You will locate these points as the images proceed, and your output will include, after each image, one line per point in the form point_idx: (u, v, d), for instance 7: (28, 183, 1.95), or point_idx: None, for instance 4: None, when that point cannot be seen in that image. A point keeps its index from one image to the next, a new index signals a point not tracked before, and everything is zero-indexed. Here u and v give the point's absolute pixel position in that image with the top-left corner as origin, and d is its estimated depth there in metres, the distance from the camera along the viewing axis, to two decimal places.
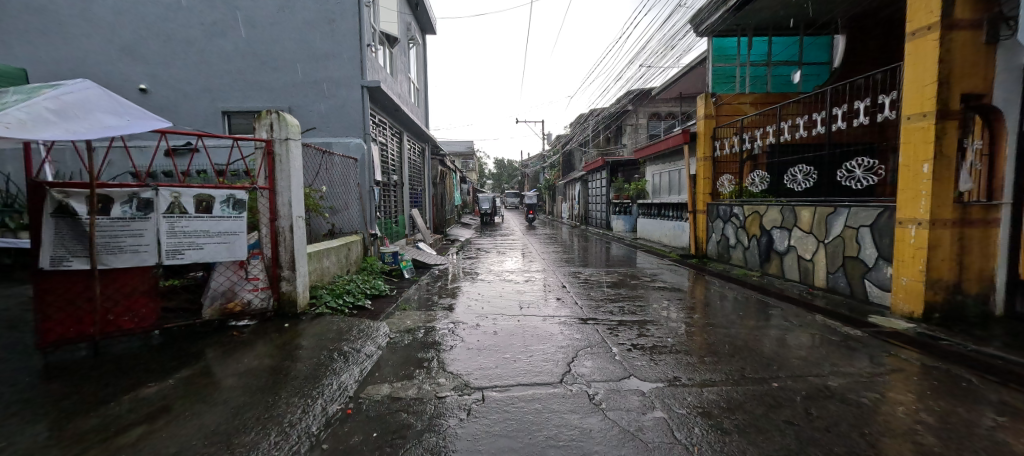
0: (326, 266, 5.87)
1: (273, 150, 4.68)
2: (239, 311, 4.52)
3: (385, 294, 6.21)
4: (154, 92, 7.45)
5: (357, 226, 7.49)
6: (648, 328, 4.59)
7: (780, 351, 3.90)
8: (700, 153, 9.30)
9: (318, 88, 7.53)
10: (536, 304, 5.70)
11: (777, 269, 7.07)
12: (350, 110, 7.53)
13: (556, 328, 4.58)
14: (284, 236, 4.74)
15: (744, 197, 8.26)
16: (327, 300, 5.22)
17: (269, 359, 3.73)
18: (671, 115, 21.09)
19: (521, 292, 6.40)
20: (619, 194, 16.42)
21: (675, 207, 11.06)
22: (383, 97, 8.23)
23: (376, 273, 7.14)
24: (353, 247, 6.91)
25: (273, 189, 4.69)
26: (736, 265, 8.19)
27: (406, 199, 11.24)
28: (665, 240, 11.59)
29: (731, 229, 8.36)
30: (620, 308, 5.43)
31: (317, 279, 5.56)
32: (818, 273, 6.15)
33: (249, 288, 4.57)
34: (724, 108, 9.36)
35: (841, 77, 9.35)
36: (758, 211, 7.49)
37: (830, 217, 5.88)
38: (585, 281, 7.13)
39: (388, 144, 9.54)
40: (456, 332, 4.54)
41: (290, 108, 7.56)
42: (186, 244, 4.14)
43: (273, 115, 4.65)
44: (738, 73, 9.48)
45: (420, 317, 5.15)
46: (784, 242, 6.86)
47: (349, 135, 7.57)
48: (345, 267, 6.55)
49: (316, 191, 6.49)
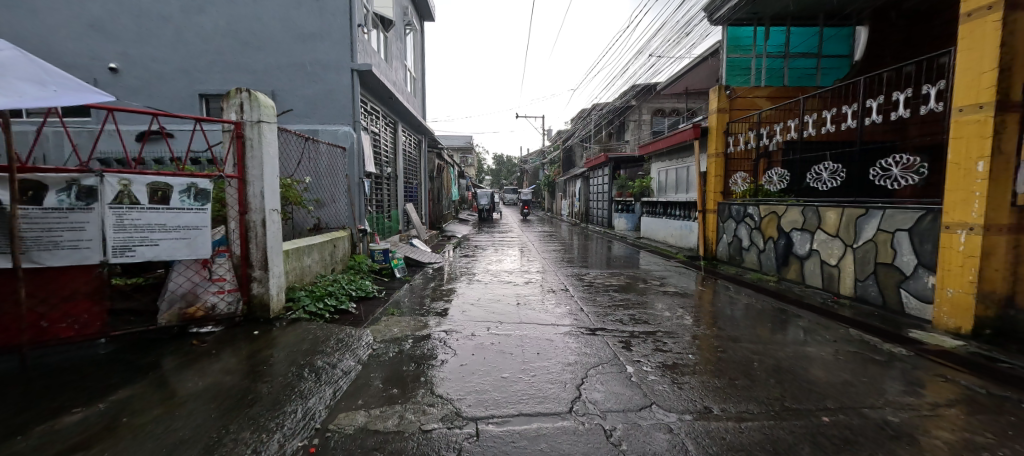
0: (307, 265, 5.31)
1: (243, 133, 4.13)
2: (201, 316, 3.96)
3: (372, 296, 5.67)
4: (126, 71, 6.88)
5: (345, 221, 6.95)
6: (664, 341, 4.07)
7: (821, 374, 3.38)
8: (712, 149, 8.81)
9: (304, 71, 6.95)
10: (538, 310, 5.17)
11: (796, 274, 6.56)
12: (339, 96, 6.97)
13: (561, 340, 4.05)
14: (255, 231, 4.18)
15: (759, 196, 7.75)
16: (305, 303, 4.67)
17: (229, 375, 3.19)
18: (675, 111, 20.54)
19: (520, 296, 5.84)
20: (620, 192, 15.91)
21: (682, 206, 10.53)
22: (376, 83, 7.67)
23: (364, 273, 6.60)
24: (339, 244, 6.36)
25: (243, 178, 4.13)
26: (750, 269, 7.70)
27: (400, 193, 10.66)
28: (671, 240, 11.08)
29: (745, 230, 7.85)
30: (630, 316, 4.91)
31: (296, 279, 5.01)
32: (845, 280, 5.64)
33: (214, 289, 4.03)
34: (737, 101, 8.71)
35: (862, 72, 8.84)
36: (776, 212, 6.98)
37: (861, 219, 5.37)
38: (589, 284, 6.62)
39: (381, 133, 8.97)
40: (448, 343, 4.01)
41: (274, 92, 6.99)
42: (138, 240, 3.60)
43: (243, 94, 4.10)
44: (754, 65, 8.98)
45: (409, 323, 4.62)
46: (806, 245, 6.34)
47: (338, 122, 7.00)
48: (329, 265, 6.00)
49: (299, 182, 5.94)
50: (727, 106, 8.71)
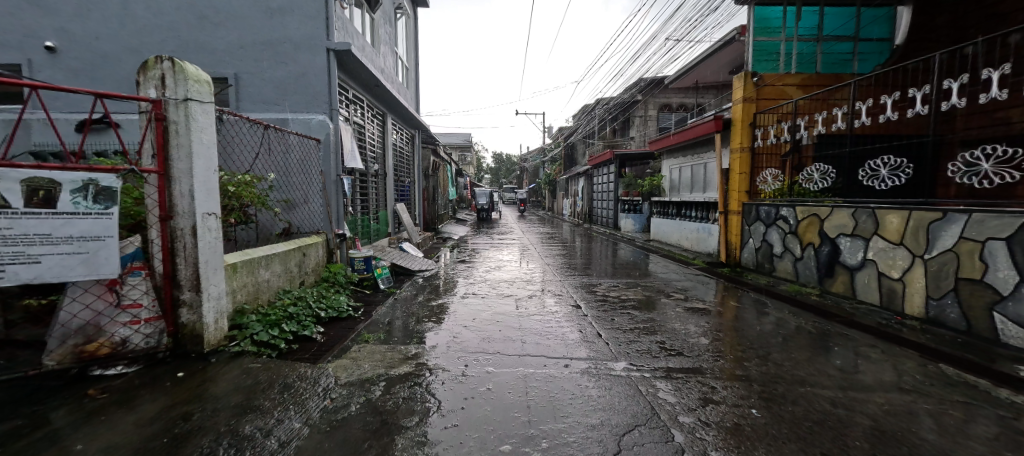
0: (265, 279, 4.33)
1: (165, 115, 3.18)
2: (107, 354, 3.02)
3: (345, 315, 4.71)
4: (64, 51, 5.92)
5: (319, 224, 5.98)
6: (712, 383, 3.13)
7: (942, 445, 2.45)
8: (736, 143, 7.91)
9: (271, 50, 6.00)
10: (546, 335, 4.22)
11: (845, 288, 5.62)
12: (314, 80, 6.02)
13: (580, 384, 3.11)
14: (182, 241, 3.24)
15: (794, 196, 6.83)
16: (255, 330, 3.71)
17: (116, 450, 2.25)
18: (682, 107, 19.61)
19: (524, 316, 4.89)
20: (626, 191, 14.97)
21: (700, 206, 9.58)
22: (357, 67, 6.74)
23: (341, 285, 5.66)
24: (310, 252, 5.40)
25: (166, 173, 3.19)
26: (783, 279, 6.76)
27: (389, 191, 9.71)
28: (686, 244, 10.14)
29: (777, 235, 6.91)
30: (659, 345, 3.98)
31: (248, 299, 4.03)
32: (913, 297, 4.71)
33: (126, 319, 3.09)
34: (765, 90, 7.81)
35: (904, 57, 7.91)
36: (818, 215, 6.05)
37: (936, 224, 4.45)
38: (602, 299, 5.64)
39: (365, 125, 8.03)
40: (432, 389, 3.04)
41: (236, 75, 6.02)
42: (10, 256, 2.65)
43: (165, 64, 3.17)
44: (783, 49, 8.00)
45: (386, 356, 3.67)
46: (858, 254, 5.40)
47: (312, 111, 6.05)
48: (296, 278, 5.01)
49: (258, 179, 5.00)
50: (754, 95, 7.81)
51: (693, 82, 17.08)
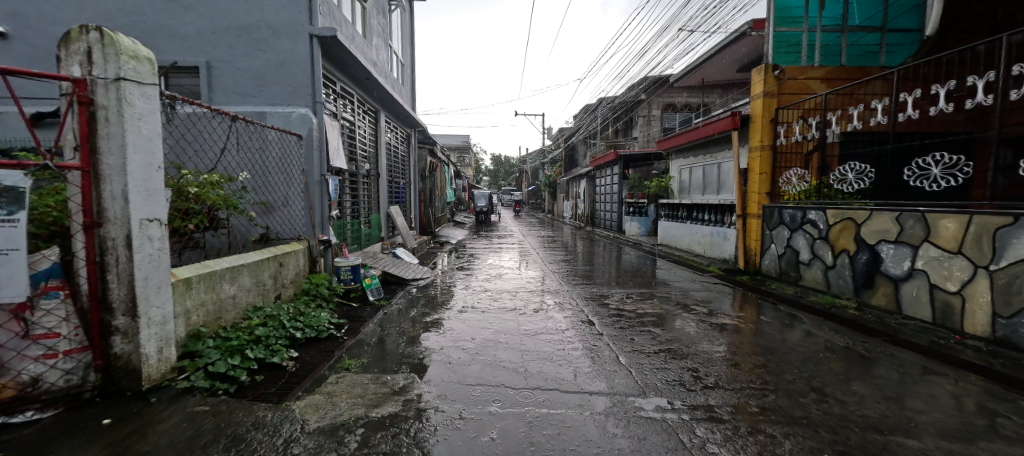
0: (230, 295, 3.72)
1: (91, 98, 2.57)
2: (12, 399, 2.38)
3: (325, 335, 4.08)
4: (17, 36, 5.31)
5: (301, 230, 5.36)
6: (772, 433, 2.50)
7: None
8: (756, 141, 7.35)
9: (249, 36, 5.41)
10: (556, 361, 3.60)
11: (886, 302, 5.03)
12: (295, 69, 5.43)
13: (606, 433, 2.49)
14: (114, 254, 2.63)
15: (822, 198, 6.26)
16: (211, 359, 3.09)
17: None
18: (688, 107, 18.99)
19: (530, 335, 4.26)
20: (631, 193, 14.24)
21: (713, 209, 8.99)
22: (345, 56, 6.14)
23: (323, 298, 5.04)
24: (289, 261, 4.78)
25: (93, 170, 2.58)
26: (811, 289, 6.18)
27: (382, 193, 9.10)
28: (698, 249, 9.55)
29: (804, 241, 6.32)
30: (692, 374, 3.36)
31: (207, 320, 3.40)
32: (976, 314, 4.12)
33: (37, 353, 2.47)
34: (787, 84, 7.27)
35: (936, 49, 7.31)
36: (853, 218, 5.47)
37: (1005, 231, 3.88)
38: (617, 315, 5.01)
39: (355, 120, 7.42)
40: (423, 441, 2.42)
41: (208, 63, 5.41)
42: None
43: (91, 35, 2.58)
44: (806, 40, 7.38)
45: (369, 390, 3.04)
46: (904, 264, 4.81)
47: (293, 103, 5.45)
48: (271, 292, 4.38)
49: (226, 179, 4.38)
50: (777, 89, 7.24)
51: (698, 80, 16.49)
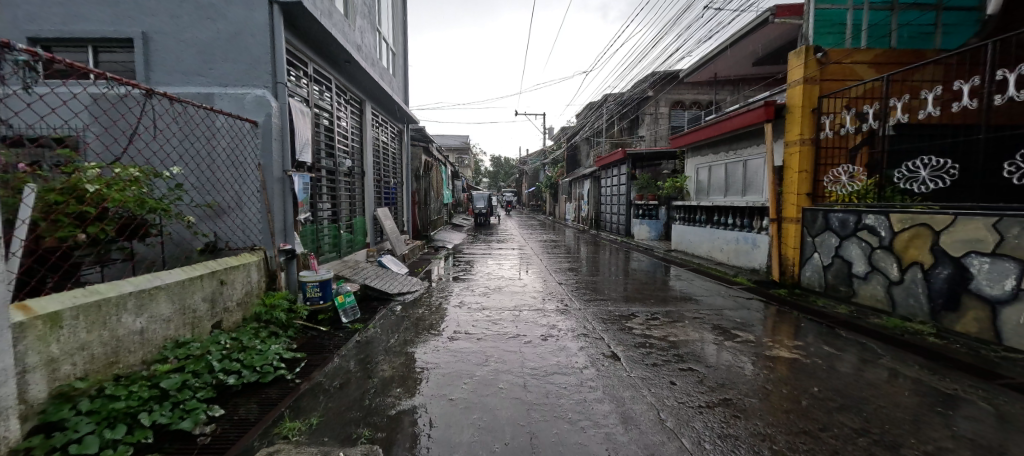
0: (134, 332, 2.74)
1: None
2: None
3: (270, 379, 3.10)
4: None
5: (256, 237, 4.38)
6: None
7: None
8: (794, 134, 6.36)
9: (194, 2, 4.43)
10: (579, 423, 2.62)
11: (978, 328, 4.08)
12: (251, 41, 4.48)
13: None
14: None
15: (882, 200, 5.31)
16: (77, 433, 2.11)
17: None
18: (697, 104, 17.98)
19: (540, 377, 3.28)
20: (640, 194, 13.23)
21: (739, 212, 8.02)
22: (315, 30, 5.20)
23: (281, 322, 4.06)
24: (235, 278, 3.81)
25: None
26: (869, 307, 5.22)
27: (368, 194, 8.13)
28: (721, 257, 8.57)
29: (858, 250, 5.35)
30: (770, 446, 2.39)
31: (86, 372, 2.41)
32: None
33: None
34: (829, 69, 6.31)
35: (999, 30, 6.33)
36: (929, 225, 4.50)
37: None
38: (645, 345, 4.02)
39: (334, 110, 6.47)
40: None
41: (145, 35, 4.42)
42: None
43: None
44: (851, 19, 6.39)
45: None
46: (1006, 283, 3.86)
47: (248, 84, 4.50)
48: (204, 321, 3.40)
49: (154, 173, 3.42)
50: (817, 75, 6.29)
51: (711, 75, 15.42)
